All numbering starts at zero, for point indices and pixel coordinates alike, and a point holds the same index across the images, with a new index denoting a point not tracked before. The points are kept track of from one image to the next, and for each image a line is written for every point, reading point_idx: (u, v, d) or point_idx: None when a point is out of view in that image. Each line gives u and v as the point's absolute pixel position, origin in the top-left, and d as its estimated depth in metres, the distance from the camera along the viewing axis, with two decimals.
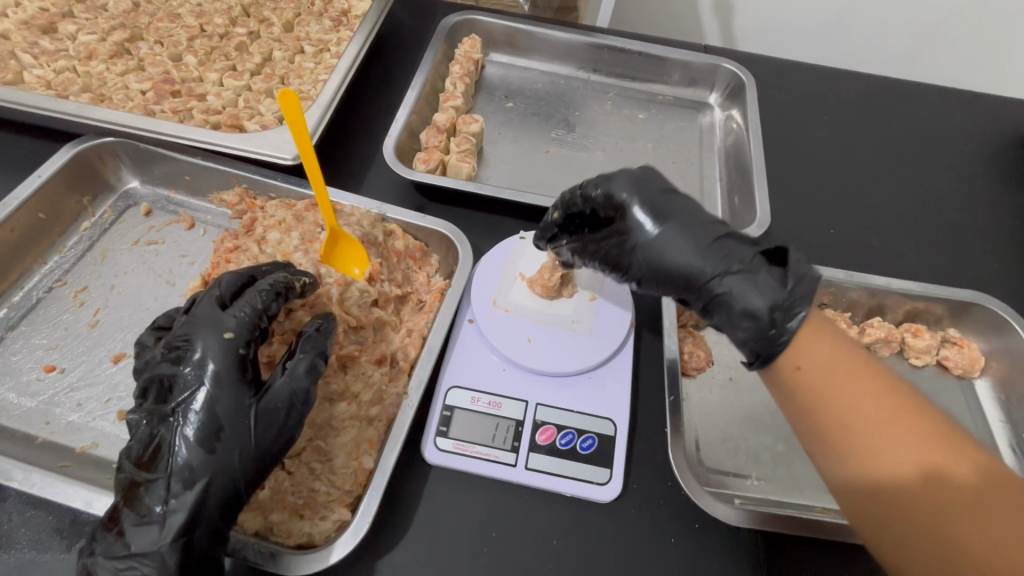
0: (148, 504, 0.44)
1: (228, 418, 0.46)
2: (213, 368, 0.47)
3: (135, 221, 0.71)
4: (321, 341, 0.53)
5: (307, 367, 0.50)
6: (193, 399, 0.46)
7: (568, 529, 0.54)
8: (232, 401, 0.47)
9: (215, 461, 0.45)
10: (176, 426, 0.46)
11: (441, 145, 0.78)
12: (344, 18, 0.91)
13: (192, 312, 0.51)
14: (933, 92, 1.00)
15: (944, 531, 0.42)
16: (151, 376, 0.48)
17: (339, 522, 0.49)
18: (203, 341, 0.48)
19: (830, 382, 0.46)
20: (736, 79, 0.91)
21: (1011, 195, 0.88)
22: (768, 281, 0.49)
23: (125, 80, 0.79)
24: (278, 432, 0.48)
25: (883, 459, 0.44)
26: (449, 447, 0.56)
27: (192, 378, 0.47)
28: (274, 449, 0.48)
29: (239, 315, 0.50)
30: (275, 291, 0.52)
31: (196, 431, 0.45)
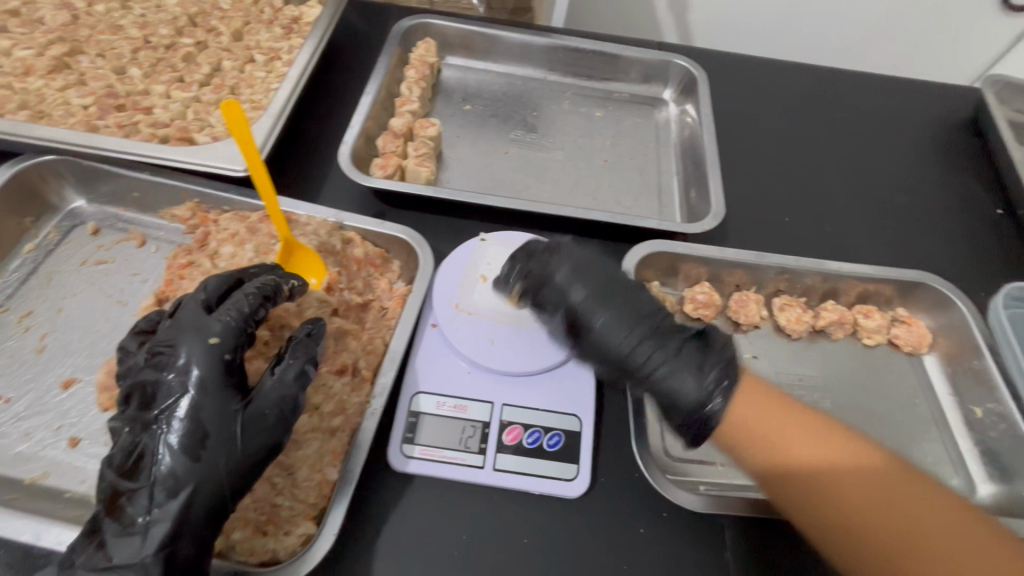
0: (131, 514, 0.44)
1: (214, 426, 0.46)
2: (198, 375, 0.47)
3: (81, 240, 0.69)
4: (311, 346, 0.52)
5: (296, 373, 0.50)
6: (178, 406, 0.46)
7: (540, 526, 0.54)
8: (218, 408, 0.46)
9: (201, 468, 0.45)
10: (160, 434, 0.45)
11: (398, 150, 0.78)
12: (296, 25, 0.90)
13: (177, 317, 0.51)
14: (876, 80, 1.04)
15: (879, 510, 0.49)
16: (133, 382, 0.48)
17: (305, 536, 0.48)
18: (187, 347, 0.48)
19: (751, 404, 0.54)
20: (688, 74, 0.94)
21: (951, 176, 0.92)
22: (699, 367, 0.56)
23: (66, 95, 0.76)
24: (266, 439, 0.47)
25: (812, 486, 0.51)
26: (415, 453, 0.56)
27: (177, 384, 0.47)
28: (260, 457, 0.47)
29: (224, 320, 0.50)
30: (263, 295, 0.52)
31: (180, 439, 0.45)
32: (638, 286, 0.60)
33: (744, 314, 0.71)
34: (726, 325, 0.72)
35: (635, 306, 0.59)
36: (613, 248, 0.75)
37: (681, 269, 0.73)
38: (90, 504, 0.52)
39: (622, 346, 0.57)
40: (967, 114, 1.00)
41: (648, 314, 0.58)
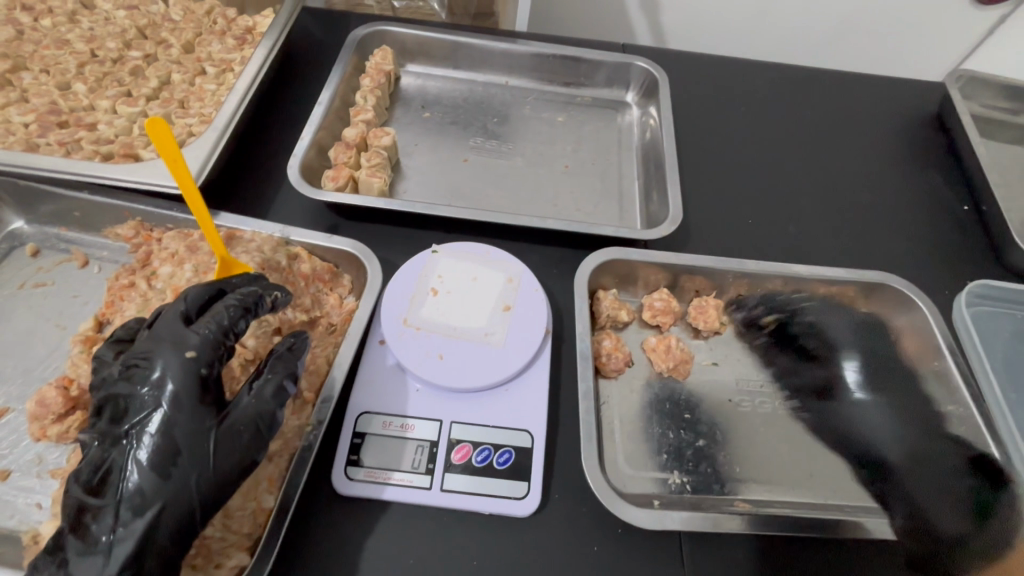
0: (95, 532, 0.42)
1: (187, 442, 0.44)
2: (172, 389, 0.45)
3: (20, 263, 0.67)
4: (291, 362, 0.51)
5: (274, 390, 0.49)
6: (150, 421, 0.44)
7: (490, 547, 0.53)
8: (192, 424, 0.44)
9: (171, 485, 0.42)
10: (129, 450, 0.43)
11: (351, 160, 0.76)
12: (249, 36, 0.89)
13: (154, 327, 0.49)
14: (842, 78, 1.03)
15: None
16: (107, 395, 0.46)
17: (237, 567, 0.47)
18: (162, 359, 0.46)
19: None
20: (650, 76, 0.92)
21: (917, 173, 0.91)
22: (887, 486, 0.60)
23: (6, 113, 0.74)
24: (241, 456, 0.45)
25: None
26: (359, 476, 0.54)
27: (149, 398, 0.45)
28: (235, 475, 0.45)
29: (203, 333, 0.48)
30: (244, 307, 0.50)
31: (149, 455, 0.43)
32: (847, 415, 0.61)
33: (703, 320, 0.70)
34: (687, 331, 0.71)
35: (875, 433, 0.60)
36: (571, 255, 0.74)
37: (639, 276, 0.71)
38: (18, 540, 0.50)
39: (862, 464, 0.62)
40: (933, 111, 1.00)
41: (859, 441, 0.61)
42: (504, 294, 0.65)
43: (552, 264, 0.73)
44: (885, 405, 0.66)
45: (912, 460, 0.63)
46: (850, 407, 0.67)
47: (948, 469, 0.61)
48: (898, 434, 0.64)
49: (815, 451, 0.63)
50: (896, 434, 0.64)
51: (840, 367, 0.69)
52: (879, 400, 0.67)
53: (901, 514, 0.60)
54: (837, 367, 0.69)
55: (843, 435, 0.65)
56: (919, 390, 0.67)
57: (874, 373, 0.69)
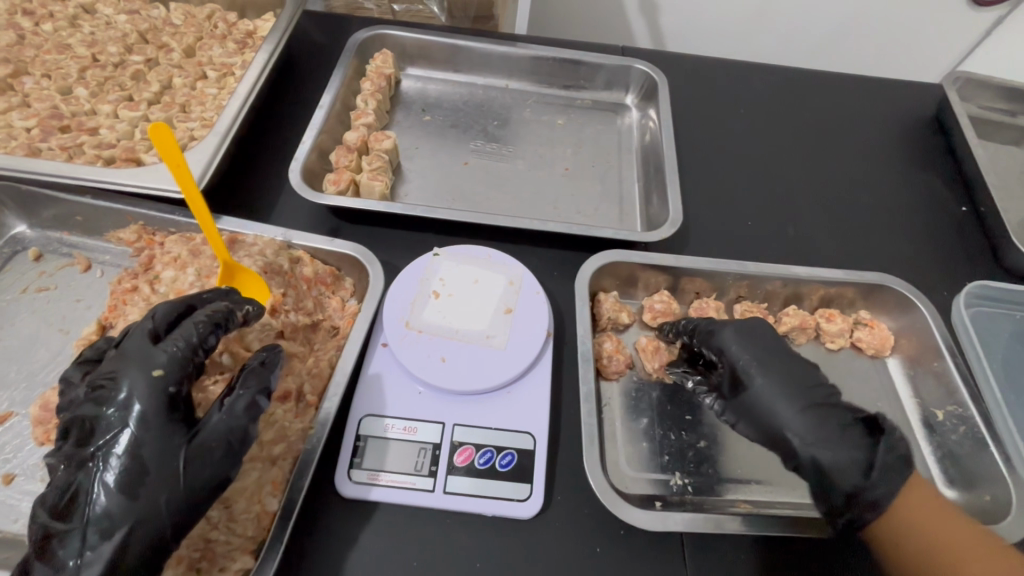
0: (62, 557, 0.41)
1: (155, 462, 0.44)
2: (139, 409, 0.45)
3: (23, 267, 0.67)
4: (264, 374, 0.50)
5: (246, 405, 0.48)
6: (117, 442, 0.44)
7: (493, 548, 0.53)
8: (160, 443, 0.44)
9: (139, 506, 0.42)
10: (95, 472, 0.43)
11: (352, 164, 0.77)
12: (250, 40, 0.89)
13: (122, 347, 0.48)
14: (839, 80, 1.03)
15: None
16: (72, 417, 0.46)
17: (242, 571, 0.47)
18: (129, 380, 0.46)
19: None
20: (649, 79, 0.93)
21: (915, 175, 0.92)
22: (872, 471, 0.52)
23: (8, 118, 0.74)
24: (212, 473, 0.45)
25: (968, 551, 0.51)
26: (363, 478, 0.54)
27: (116, 419, 0.45)
28: (206, 493, 0.45)
29: (172, 350, 0.48)
30: (212, 322, 0.50)
31: (116, 476, 0.43)
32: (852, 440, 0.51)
33: None
34: None
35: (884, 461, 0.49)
36: (571, 257, 0.74)
37: (639, 278, 0.72)
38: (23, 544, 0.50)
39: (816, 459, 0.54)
40: (930, 112, 1.00)
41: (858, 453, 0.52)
42: (505, 297, 0.65)
43: (553, 266, 0.73)
44: (799, 392, 0.56)
45: (837, 451, 0.53)
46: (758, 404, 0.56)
47: (859, 454, 0.53)
48: (810, 423, 0.54)
49: None
50: (811, 425, 0.54)
51: (736, 360, 0.58)
52: (786, 387, 0.56)
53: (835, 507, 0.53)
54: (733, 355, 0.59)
55: (762, 424, 0.56)
56: (806, 364, 0.58)
57: (763, 358, 0.58)
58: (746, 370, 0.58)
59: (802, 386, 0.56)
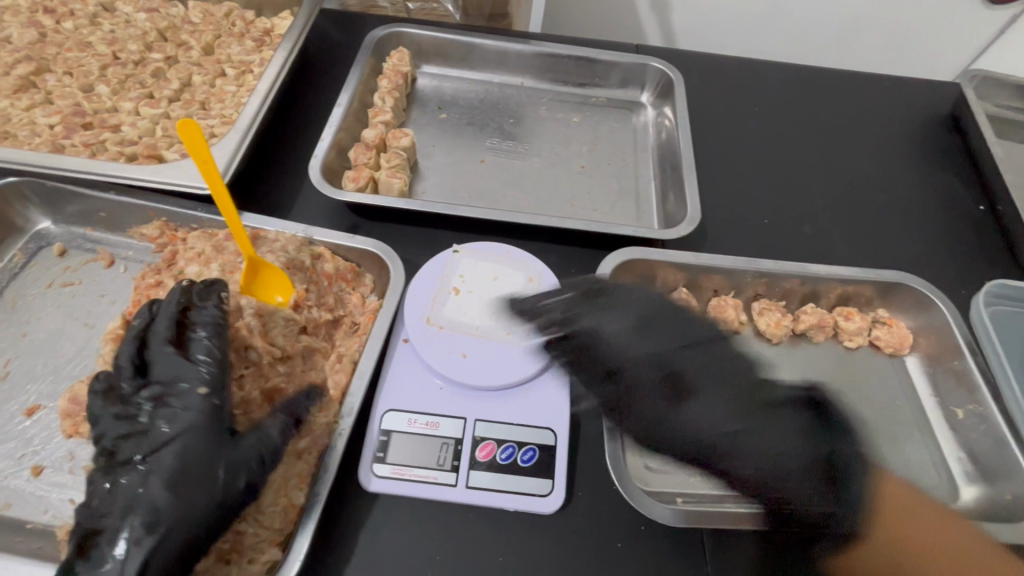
0: (103, 557, 0.42)
1: (198, 464, 0.45)
2: (188, 418, 0.47)
3: (48, 263, 0.68)
4: (298, 403, 0.54)
5: (281, 427, 0.51)
6: (165, 447, 0.46)
7: (515, 542, 0.54)
8: (206, 449, 0.46)
9: (179, 503, 0.44)
10: (141, 477, 0.45)
11: (370, 161, 0.77)
12: (267, 37, 0.90)
13: (160, 365, 0.51)
14: (855, 78, 1.03)
15: None
16: (117, 431, 0.48)
17: (270, 563, 0.47)
18: (179, 393, 0.49)
19: None
20: (665, 77, 0.93)
21: (932, 173, 0.91)
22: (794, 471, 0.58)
23: (31, 115, 0.75)
24: (248, 481, 0.47)
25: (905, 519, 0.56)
26: (386, 473, 0.55)
27: (165, 428, 0.47)
28: (241, 500, 0.46)
29: (208, 366, 0.51)
30: (216, 330, 0.53)
31: (163, 479, 0.44)
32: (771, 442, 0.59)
33: (722, 320, 0.71)
34: None
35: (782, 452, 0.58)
36: (589, 255, 0.74)
37: (657, 275, 0.72)
38: (53, 534, 0.50)
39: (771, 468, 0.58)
40: (947, 110, 1.00)
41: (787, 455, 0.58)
42: (525, 295, 0.65)
43: (570, 263, 0.73)
44: (733, 396, 0.61)
45: (783, 444, 0.59)
46: (709, 416, 0.60)
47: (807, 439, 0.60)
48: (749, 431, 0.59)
49: None
50: (761, 424, 0.60)
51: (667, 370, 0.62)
52: (710, 389, 0.61)
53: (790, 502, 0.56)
54: (680, 365, 0.62)
55: (665, 437, 0.59)
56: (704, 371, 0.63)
57: (686, 355, 0.63)
58: (653, 372, 0.61)
59: (745, 387, 0.62)
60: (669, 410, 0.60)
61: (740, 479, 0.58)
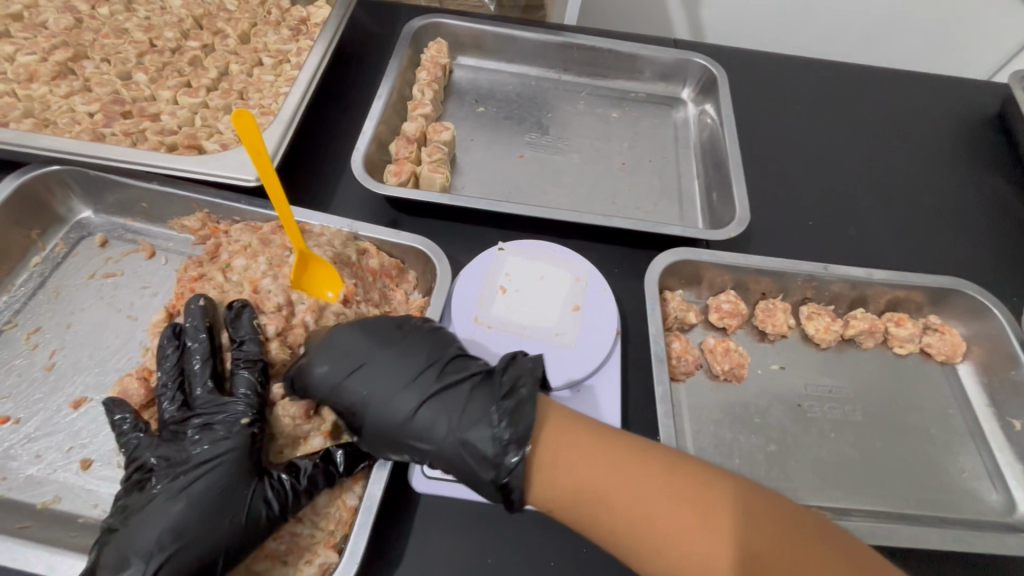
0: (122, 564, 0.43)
1: (228, 490, 0.46)
2: (225, 444, 0.48)
3: (89, 253, 0.67)
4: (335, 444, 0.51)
5: (315, 474, 0.49)
6: (200, 468, 0.47)
7: (570, 547, 0.52)
8: (237, 478, 0.47)
9: (206, 525, 0.45)
10: (171, 492, 0.46)
11: (412, 155, 0.76)
12: (304, 27, 0.88)
13: (201, 388, 0.52)
14: (899, 77, 1.01)
15: None
16: (155, 444, 0.50)
17: (324, 565, 0.47)
18: (220, 418, 0.50)
19: None
20: (708, 73, 0.91)
21: (981, 176, 0.89)
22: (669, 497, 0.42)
23: (71, 103, 0.74)
24: (270, 518, 0.46)
25: (659, 519, 0.41)
26: (437, 474, 0.54)
27: (202, 451, 0.48)
28: (263, 532, 0.46)
29: (247, 397, 0.50)
30: (254, 362, 0.52)
31: (195, 497, 0.46)
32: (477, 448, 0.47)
33: (771, 323, 0.69)
34: (753, 334, 0.71)
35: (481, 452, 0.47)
36: (634, 254, 0.73)
37: (704, 277, 0.70)
38: None
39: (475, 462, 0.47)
40: (994, 111, 0.97)
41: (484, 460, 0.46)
42: (572, 294, 0.64)
43: (615, 262, 0.72)
44: (440, 395, 0.50)
45: (470, 410, 0.49)
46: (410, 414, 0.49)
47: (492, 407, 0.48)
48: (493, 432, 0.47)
49: (887, 457, 0.62)
50: (448, 411, 0.49)
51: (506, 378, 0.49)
52: (412, 384, 0.51)
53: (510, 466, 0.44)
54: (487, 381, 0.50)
55: (451, 451, 0.48)
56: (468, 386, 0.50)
57: (429, 383, 0.51)
58: (386, 404, 0.50)
59: (454, 379, 0.51)
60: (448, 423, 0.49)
61: (532, 493, 0.45)
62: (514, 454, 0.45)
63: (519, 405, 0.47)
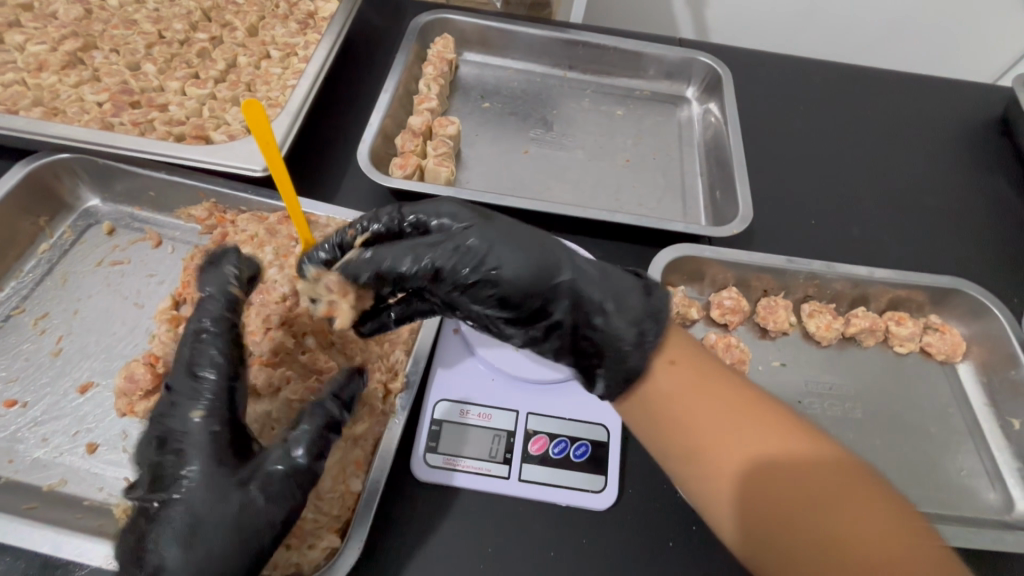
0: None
1: (206, 511, 0.42)
2: (192, 457, 0.44)
3: (97, 241, 0.68)
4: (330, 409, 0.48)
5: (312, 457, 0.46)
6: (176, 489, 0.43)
7: (570, 538, 0.53)
8: (213, 492, 0.43)
9: (191, 556, 0.41)
10: (155, 521, 0.42)
11: (417, 149, 0.76)
12: (311, 20, 0.89)
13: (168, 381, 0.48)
14: (903, 79, 1.01)
15: None
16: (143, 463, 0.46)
17: (329, 549, 0.48)
18: (184, 422, 0.46)
19: None
20: (713, 72, 0.91)
21: (983, 178, 0.89)
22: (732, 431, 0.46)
23: (80, 92, 0.75)
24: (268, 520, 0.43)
25: (704, 433, 0.46)
26: (439, 462, 0.55)
27: (173, 470, 0.44)
28: (264, 541, 0.43)
29: (212, 380, 0.47)
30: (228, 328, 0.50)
31: (175, 525, 0.41)
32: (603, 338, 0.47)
33: (772, 320, 0.70)
34: (754, 331, 0.71)
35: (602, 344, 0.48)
36: (637, 251, 0.73)
37: (706, 273, 0.71)
38: (110, 513, 0.50)
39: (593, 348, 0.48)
40: (998, 114, 0.97)
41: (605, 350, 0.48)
42: None
43: (617, 258, 0.72)
44: (591, 287, 0.47)
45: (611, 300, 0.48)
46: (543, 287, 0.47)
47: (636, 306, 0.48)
48: (634, 338, 0.47)
49: (887, 455, 0.63)
50: (597, 301, 0.47)
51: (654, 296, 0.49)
52: (556, 262, 0.47)
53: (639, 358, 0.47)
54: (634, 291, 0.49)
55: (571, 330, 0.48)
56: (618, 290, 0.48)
57: (587, 273, 0.48)
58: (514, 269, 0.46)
59: (611, 278, 0.49)
60: (594, 312, 0.47)
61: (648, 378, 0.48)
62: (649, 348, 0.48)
63: (664, 317, 0.49)
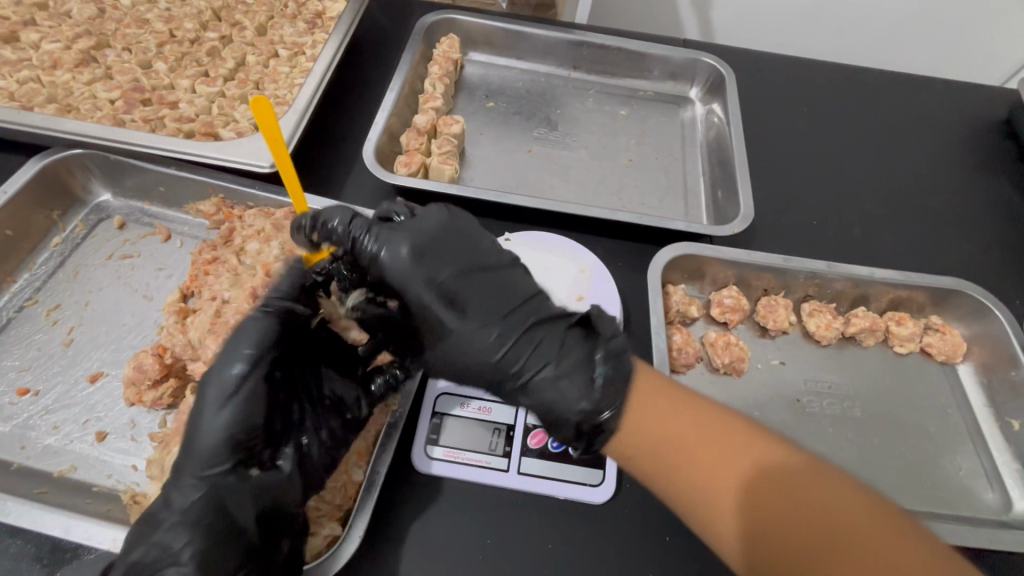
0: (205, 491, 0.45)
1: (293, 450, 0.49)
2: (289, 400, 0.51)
3: (108, 235, 0.69)
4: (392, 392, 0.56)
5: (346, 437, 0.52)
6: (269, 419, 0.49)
7: (567, 530, 0.53)
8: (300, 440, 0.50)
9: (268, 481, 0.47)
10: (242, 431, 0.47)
11: (422, 147, 0.78)
12: (319, 20, 0.90)
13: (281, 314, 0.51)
14: (908, 81, 1.01)
15: None
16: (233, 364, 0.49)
17: (330, 536, 0.49)
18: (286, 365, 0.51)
19: None
20: (716, 73, 0.92)
21: (987, 180, 0.89)
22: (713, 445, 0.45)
23: (92, 89, 0.77)
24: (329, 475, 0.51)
25: (681, 451, 0.46)
26: (439, 454, 0.56)
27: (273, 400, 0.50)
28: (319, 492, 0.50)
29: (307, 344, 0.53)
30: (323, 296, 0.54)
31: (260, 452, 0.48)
32: (544, 388, 0.50)
33: (772, 319, 0.70)
34: (754, 329, 0.71)
35: (543, 395, 0.50)
36: (638, 249, 0.74)
37: (707, 272, 0.71)
38: (118, 498, 0.52)
39: (537, 398, 0.50)
40: (1002, 117, 0.97)
41: (544, 401, 0.50)
42: (575, 286, 0.66)
43: (618, 256, 0.73)
44: (530, 335, 0.51)
45: (558, 368, 0.50)
46: (489, 352, 0.51)
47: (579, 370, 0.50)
48: (566, 387, 0.49)
49: (885, 454, 0.63)
50: (531, 352, 0.51)
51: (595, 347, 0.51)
52: (488, 320, 0.51)
53: (603, 422, 0.48)
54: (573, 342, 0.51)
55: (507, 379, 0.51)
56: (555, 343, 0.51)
57: (517, 324, 0.51)
58: (462, 342, 0.51)
59: (544, 327, 0.52)
60: (523, 363, 0.50)
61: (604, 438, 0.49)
62: (610, 413, 0.48)
63: (612, 364, 0.49)
